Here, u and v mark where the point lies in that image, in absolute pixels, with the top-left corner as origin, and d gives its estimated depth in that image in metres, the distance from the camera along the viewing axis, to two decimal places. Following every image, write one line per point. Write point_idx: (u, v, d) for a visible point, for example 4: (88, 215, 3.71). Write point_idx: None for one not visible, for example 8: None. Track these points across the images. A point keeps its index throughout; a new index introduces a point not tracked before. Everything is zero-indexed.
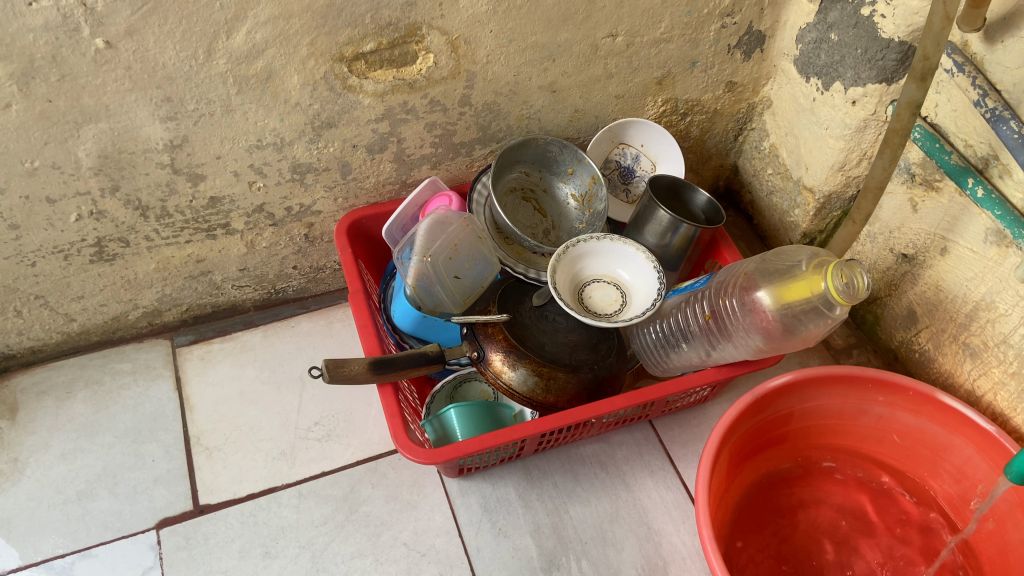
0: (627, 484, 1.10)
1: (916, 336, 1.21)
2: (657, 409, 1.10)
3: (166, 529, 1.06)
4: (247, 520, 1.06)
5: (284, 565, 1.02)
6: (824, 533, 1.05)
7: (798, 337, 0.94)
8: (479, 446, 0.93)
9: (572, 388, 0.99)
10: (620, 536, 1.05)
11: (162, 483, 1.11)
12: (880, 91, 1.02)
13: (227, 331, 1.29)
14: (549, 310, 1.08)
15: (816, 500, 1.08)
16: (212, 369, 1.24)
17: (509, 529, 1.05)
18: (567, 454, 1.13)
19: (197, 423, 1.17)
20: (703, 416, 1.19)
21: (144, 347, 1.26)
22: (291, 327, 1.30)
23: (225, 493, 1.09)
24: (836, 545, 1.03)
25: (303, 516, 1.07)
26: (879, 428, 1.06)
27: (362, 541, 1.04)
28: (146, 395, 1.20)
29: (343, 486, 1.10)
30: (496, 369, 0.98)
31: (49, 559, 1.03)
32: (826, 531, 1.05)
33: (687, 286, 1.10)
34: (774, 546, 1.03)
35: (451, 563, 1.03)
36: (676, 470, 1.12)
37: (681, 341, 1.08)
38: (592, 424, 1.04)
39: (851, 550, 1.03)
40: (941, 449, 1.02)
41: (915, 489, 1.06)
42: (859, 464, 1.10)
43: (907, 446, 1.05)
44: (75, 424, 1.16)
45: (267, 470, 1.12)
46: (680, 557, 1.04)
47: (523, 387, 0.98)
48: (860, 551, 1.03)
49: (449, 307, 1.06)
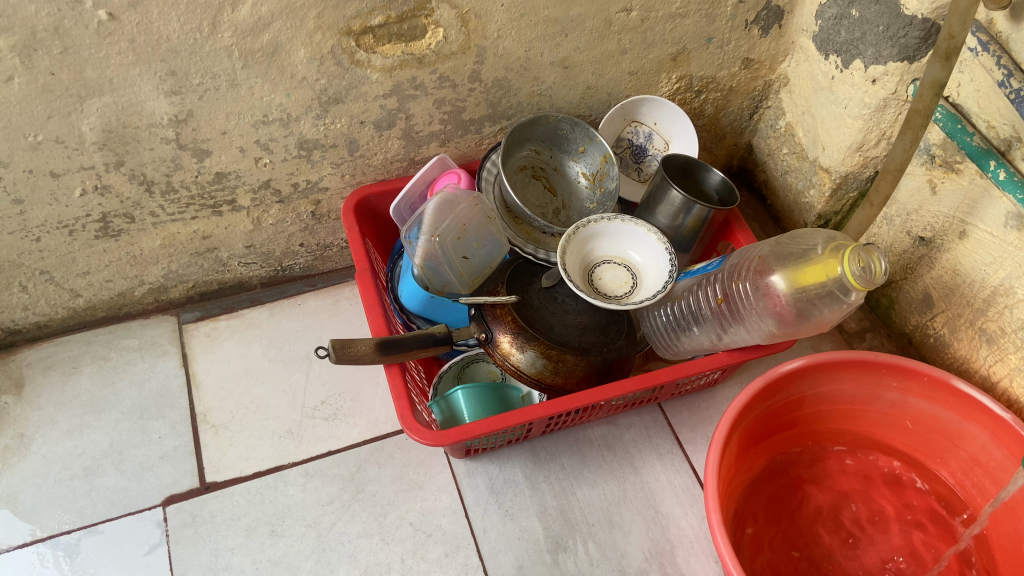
0: (635, 467, 1.09)
1: (932, 320, 1.19)
2: (666, 392, 1.09)
3: (172, 506, 1.06)
4: (253, 499, 1.06)
5: (290, 543, 1.02)
6: (834, 519, 1.04)
7: (812, 322, 0.92)
8: (487, 429, 0.93)
9: (581, 371, 0.98)
10: (627, 519, 1.04)
11: (168, 460, 1.10)
12: (901, 70, 0.99)
13: (233, 308, 1.28)
14: (558, 291, 1.06)
15: (826, 485, 1.07)
16: (219, 346, 1.23)
17: (515, 511, 1.05)
18: (575, 436, 1.12)
19: (203, 400, 1.17)
20: (713, 400, 1.17)
21: (150, 323, 1.26)
22: (298, 305, 1.29)
23: (231, 472, 1.09)
24: (845, 531, 1.02)
25: (309, 495, 1.07)
26: (892, 413, 1.05)
27: (369, 521, 1.04)
28: (152, 371, 1.20)
29: (349, 465, 1.10)
30: (505, 351, 0.97)
31: (55, 535, 1.03)
32: (836, 517, 1.04)
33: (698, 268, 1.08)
34: (783, 531, 1.02)
35: (457, 544, 1.02)
36: (685, 454, 1.11)
37: (692, 324, 1.07)
38: (601, 406, 1.03)
39: (862, 537, 1.02)
40: (954, 435, 1.00)
41: (927, 475, 1.05)
42: (872, 450, 1.08)
43: (919, 432, 1.04)
44: (82, 400, 1.16)
45: (273, 449, 1.11)
46: (687, 540, 1.03)
47: (532, 369, 0.96)
48: (870, 538, 1.02)
49: (455, 289, 1.05)
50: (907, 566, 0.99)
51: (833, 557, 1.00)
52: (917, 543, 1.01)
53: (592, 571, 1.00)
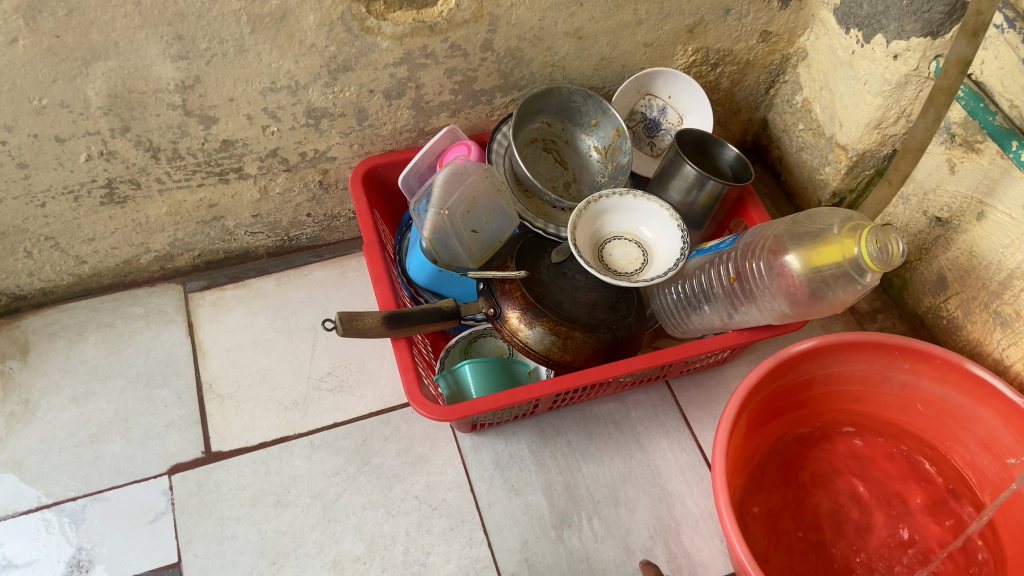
0: (641, 444, 1.09)
1: (945, 302, 1.18)
2: (675, 370, 1.08)
3: (178, 475, 1.06)
4: (259, 469, 1.06)
5: (296, 514, 1.02)
6: (841, 499, 1.03)
7: (826, 302, 0.91)
8: (494, 405, 0.92)
9: (589, 348, 0.97)
10: (633, 496, 1.04)
11: (174, 429, 1.10)
12: (924, 45, 0.97)
13: (239, 278, 1.27)
14: (568, 267, 1.05)
15: (834, 465, 1.06)
16: (225, 316, 1.22)
17: (521, 486, 1.05)
18: (582, 412, 1.11)
19: (209, 369, 1.17)
20: (721, 378, 1.16)
21: (156, 291, 1.25)
22: (305, 275, 1.28)
23: (237, 442, 1.09)
24: (851, 512, 1.02)
25: (315, 467, 1.06)
26: (903, 396, 1.04)
27: (374, 493, 1.04)
28: (158, 340, 1.19)
29: (355, 437, 1.09)
30: (513, 327, 0.96)
31: (61, 501, 1.03)
32: (843, 497, 1.03)
33: (711, 245, 1.07)
34: (790, 511, 1.02)
35: (462, 518, 1.02)
36: (692, 433, 1.11)
37: (703, 302, 1.05)
38: (609, 384, 1.02)
39: (868, 517, 1.02)
40: (965, 419, 0.99)
41: (936, 458, 1.04)
42: (882, 430, 1.08)
43: (930, 415, 1.03)
44: (87, 367, 1.16)
45: (279, 419, 1.11)
46: (693, 518, 1.03)
47: (540, 345, 0.95)
48: (876, 519, 1.02)
49: (465, 263, 1.04)
50: (913, 548, 0.99)
51: (837, 537, 1.00)
52: (924, 525, 1.01)
53: (597, 547, 1.00)
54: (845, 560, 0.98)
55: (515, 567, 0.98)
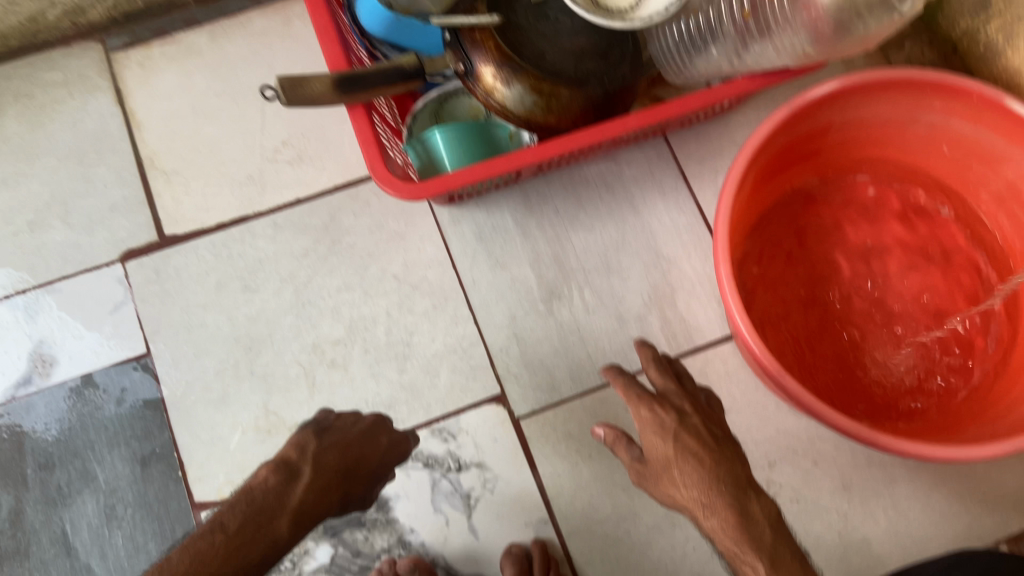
0: (635, 207, 0.99)
1: (989, 25, 1.01)
2: (674, 123, 0.94)
3: (132, 262, 0.97)
4: (220, 253, 0.97)
5: (267, 299, 0.96)
6: (848, 255, 0.95)
7: (851, 36, 0.76)
8: (471, 179, 0.81)
9: (577, 107, 0.84)
10: (626, 264, 0.97)
11: (119, 212, 0.99)
12: None
13: (167, 33, 1.06)
14: (550, 8, 0.85)
15: (844, 218, 0.96)
16: (157, 80, 1.04)
17: (506, 260, 0.97)
18: (570, 174, 1.00)
19: (147, 143, 1.02)
20: (727, 125, 1.02)
21: (74, 53, 1.05)
22: (244, 26, 1.05)
23: (192, 224, 0.98)
24: (858, 268, 0.95)
25: (281, 248, 0.97)
26: (929, 137, 0.89)
27: (348, 274, 0.96)
28: (86, 110, 1.04)
29: (321, 215, 0.98)
30: (487, 87, 0.83)
31: (11, 297, 0.97)
32: (851, 253, 0.95)
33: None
34: (792, 270, 0.95)
35: (445, 296, 0.96)
36: (691, 191, 1.00)
37: (708, 44, 0.89)
38: (600, 145, 0.91)
39: (875, 273, 0.95)
40: (998, 163, 0.86)
41: (957, 204, 0.94)
42: (905, 176, 0.95)
43: (957, 158, 0.89)
44: (9, 145, 1.02)
45: (235, 198, 0.99)
46: (690, 284, 0.97)
47: (520, 106, 0.83)
48: (884, 275, 0.94)
49: (426, 8, 0.84)
50: (920, 303, 0.93)
51: (840, 296, 0.94)
52: (936, 279, 0.93)
53: (589, 319, 0.95)
54: (845, 319, 0.93)
55: (504, 343, 0.94)
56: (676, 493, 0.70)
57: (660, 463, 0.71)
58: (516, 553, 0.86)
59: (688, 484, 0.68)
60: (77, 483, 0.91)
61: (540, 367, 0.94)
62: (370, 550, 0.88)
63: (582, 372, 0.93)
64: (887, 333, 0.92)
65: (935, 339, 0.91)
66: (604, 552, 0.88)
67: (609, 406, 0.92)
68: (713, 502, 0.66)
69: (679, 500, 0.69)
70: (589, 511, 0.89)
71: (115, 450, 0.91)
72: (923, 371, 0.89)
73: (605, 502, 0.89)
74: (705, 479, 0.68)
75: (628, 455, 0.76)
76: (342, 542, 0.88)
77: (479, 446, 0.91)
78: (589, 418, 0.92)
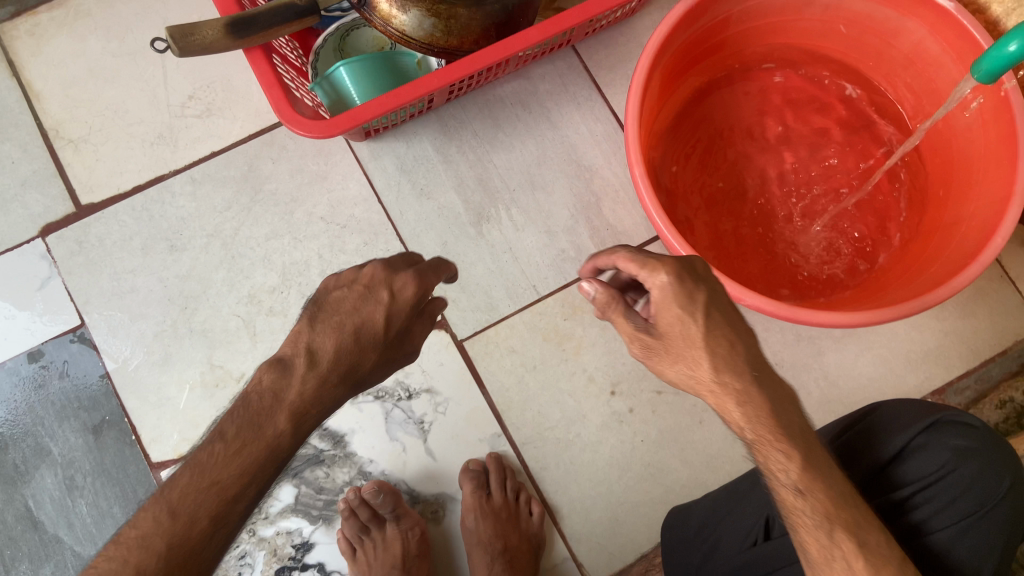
0: (552, 121, 1.00)
1: None
2: (580, 32, 0.94)
3: (52, 237, 0.96)
4: (141, 217, 0.96)
5: (195, 256, 0.95)
6: (762, 145, 0.97)
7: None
8: (379, 110, 0.81)
9: (478, 26, 0.83)
10: (549, 179, 0.99)
11: (30, 187, 0.97)
12: None
13: None
14: None
15: (753, 109, 0.98)
16: (49, 47, 1.00)
17: (430, 189, 0.98)
18: (484, 96, 1.00)
19: (49, 113, 0.98)
20: (631, 30, 1.03)
21: None
22: None
23: (108, 191, 0.97)
24: (773, 156, 0.97)
25: (203, 204, 0.96)
26: (825, 19, 0.91)
27: (275, 221, 0.96)
28: None
29: (239, 165, 0.97)
30: (384, 15, 0.82)
31: None
32: (764, 142, 0.97)
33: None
34: (710, 164, 0.97)
35: (375, 232, 0.96)
36: (605, 99, 1.01)
37: None
38: (508, 62, 0.90)
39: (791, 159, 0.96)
40: (892, 35, 0.89)
41: (860, 82, 0.97)
42: (804, 62, 0.97)
43: (854, 36, 0.92)
44: None
45: (148, 158, 0.98)
46: (613, 191, 0.99)
47: (420, 31, 0.82)
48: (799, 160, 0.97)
49: None
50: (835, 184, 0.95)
51: (759, 185, 0.96)
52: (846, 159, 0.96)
53: (519, 237, 0.97)
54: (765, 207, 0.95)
55: None
56: (686, 374, 0.58)
57: (679, 338, 0.56)
58: (473, 469, 0.89)
59: (717, 368, 0.55)
60: (32, 459, 0.91)
61: (476, 289, 0.95)
62: (332, 486, 0.89)
63: (518, 289, 0.96)
64: (806, 216, 0.94)
65: (850, 214, 0.93)
66: (557, 456, 0.91)
67: (547, 319, 0.95)
68: (751, 392, 0.55)
69: (698, 380, 0.57)
70: (539, 419, 0.92)
71: (65, 424, 0.92)
72: (842, 247, 0.92)
73: (553, 409, 0.92)
74: (738, 368, 0.55)
75: (629, 321, 0.60)
76: (304, 482, 0.89)
77: (427, 371, 0.92)
78: (530, 333, 0.94)
